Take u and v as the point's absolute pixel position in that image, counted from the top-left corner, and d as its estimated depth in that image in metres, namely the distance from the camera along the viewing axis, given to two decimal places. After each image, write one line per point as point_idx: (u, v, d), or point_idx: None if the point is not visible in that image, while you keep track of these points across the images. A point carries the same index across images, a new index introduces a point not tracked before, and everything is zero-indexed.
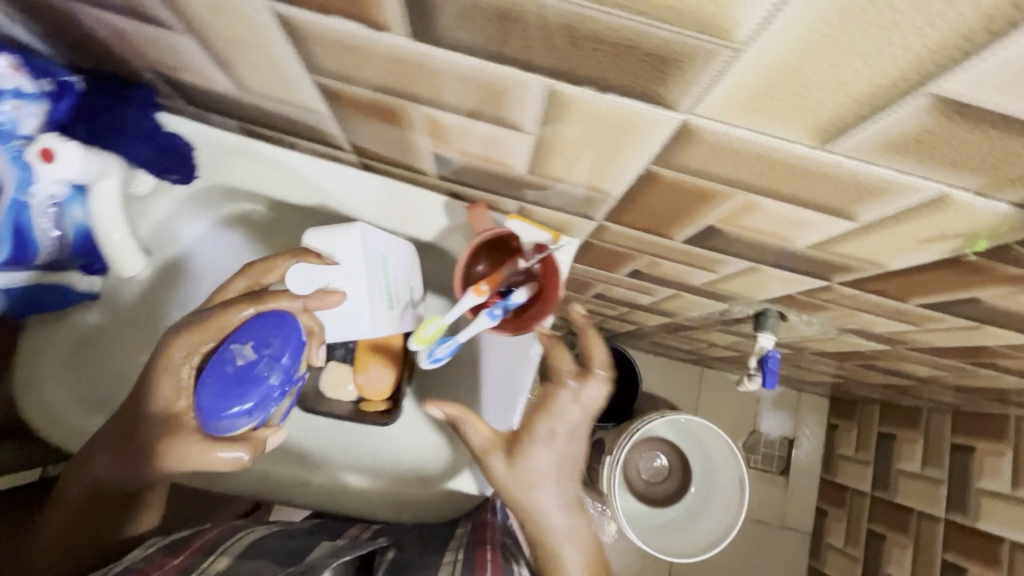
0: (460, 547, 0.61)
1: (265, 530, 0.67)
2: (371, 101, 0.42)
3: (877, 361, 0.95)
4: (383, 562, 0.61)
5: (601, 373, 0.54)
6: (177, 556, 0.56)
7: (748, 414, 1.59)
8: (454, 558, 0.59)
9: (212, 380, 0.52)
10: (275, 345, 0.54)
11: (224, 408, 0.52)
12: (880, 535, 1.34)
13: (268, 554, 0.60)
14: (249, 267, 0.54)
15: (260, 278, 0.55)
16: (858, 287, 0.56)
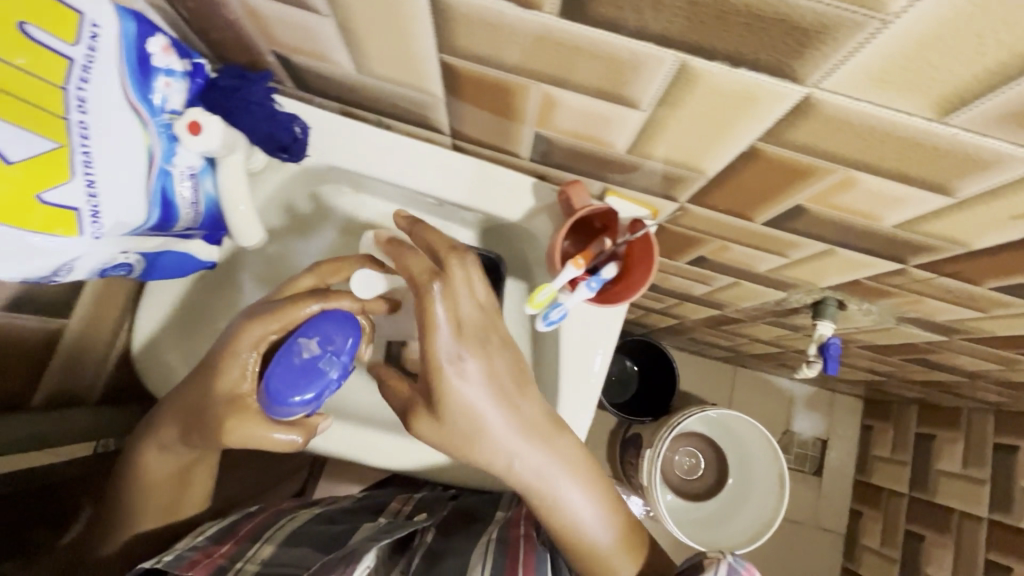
0: (495, 526, 0.66)
1: (312, 510, 0.68)
2: (493, 81, 0.45)
3: (927, 355, 0.96)
4: (423, 542, 0.66)
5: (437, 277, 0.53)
6: (223, 545, 0.57)
7: (782, 414, 1.60)
8: (488, 539, 0.63)
9: (278, 370, 0.52)
10: (339, 342, 0.54)
11: (285, 396, 0.51)
12: (917, 535, 1.33)
13: (310, 541, 0.61)
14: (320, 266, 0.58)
15: (329, 278, 0.59)
16: (933, 269, 0.57)
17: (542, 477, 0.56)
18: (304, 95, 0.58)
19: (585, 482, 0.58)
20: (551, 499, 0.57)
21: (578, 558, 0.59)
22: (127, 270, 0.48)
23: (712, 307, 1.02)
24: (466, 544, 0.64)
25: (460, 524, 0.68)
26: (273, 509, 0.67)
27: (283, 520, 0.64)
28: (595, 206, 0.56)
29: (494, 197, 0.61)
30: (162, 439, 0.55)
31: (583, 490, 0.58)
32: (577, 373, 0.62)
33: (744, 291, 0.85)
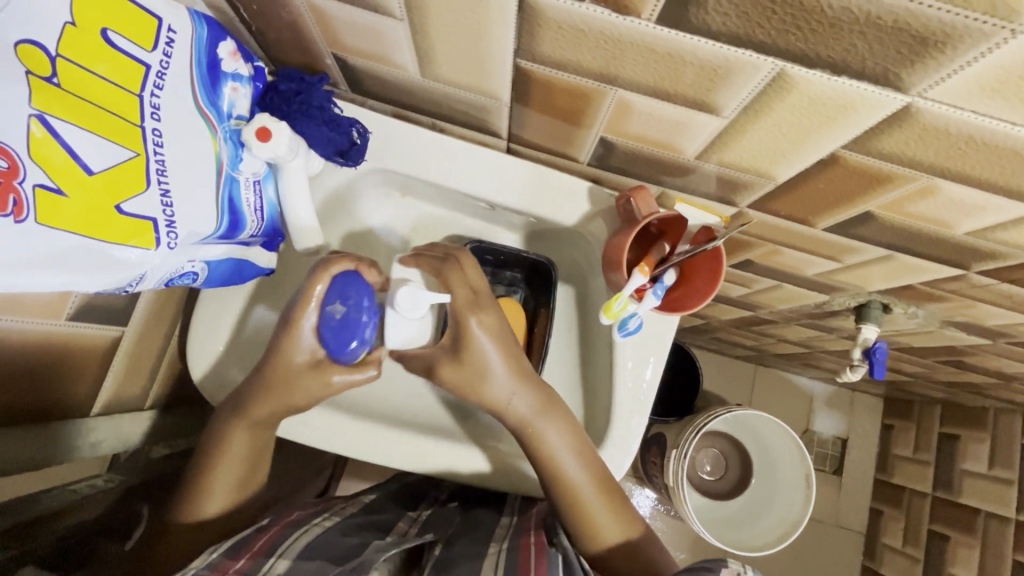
0: (505, 536, 0.58)
1: (323, 522, 0.60)
2: (567, 85, 0.44)
3: (964, 358, 0.95)
4: (431, 557, 0.57)
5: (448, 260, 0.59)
6: (238, 560, 0.48)
7: (802, 413, 1.59)
8: (499, 548, 0.56)
9: (328, 336, 0.55)
10: (355, 292, 0.56)
11: (345, 348, 0.55)
12: (942, 535, 1.33)
13: (327, 555, 0.52)
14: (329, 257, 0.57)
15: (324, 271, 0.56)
16: (995, 276, 0.57)
17: (540, 432, 0.57)
18: (361, 98, 0.56)
19: (581, 448, 0.58)
20: (548, 452, 0.57)
21: (564, 511, 0.58)
22: (192, 279, 0.47)
23: (743, 307, 1.01)
24: (478, 549, 0.56)
25: (471, 534, 0.60)
26: (280, 521, 0.57)
27: (295, 533, 0.55)
28: (661, 213, 0.55)
29: (548, 203, 0.60)
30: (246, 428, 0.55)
31: (571, 451, 0.57)
32: (631, 384, 0.62)
33: (784, 293, 0.84)
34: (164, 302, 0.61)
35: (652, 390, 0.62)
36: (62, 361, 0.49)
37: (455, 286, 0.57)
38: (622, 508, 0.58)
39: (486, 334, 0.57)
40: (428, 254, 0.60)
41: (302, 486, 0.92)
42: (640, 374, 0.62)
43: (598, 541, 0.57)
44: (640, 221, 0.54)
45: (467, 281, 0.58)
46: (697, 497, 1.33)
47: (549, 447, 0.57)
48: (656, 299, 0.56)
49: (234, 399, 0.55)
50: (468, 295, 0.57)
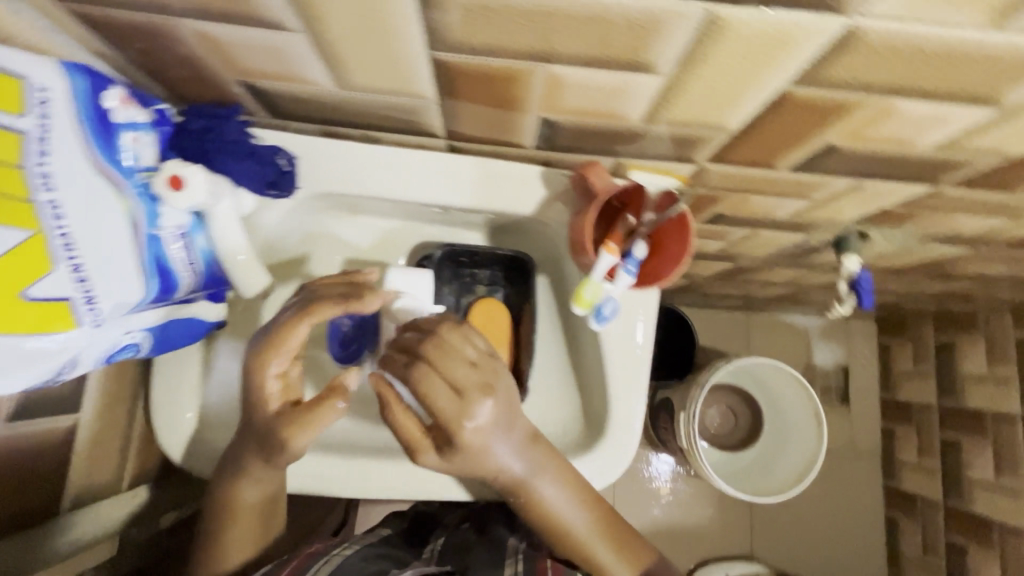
0: (519, 557, 0.61)
1: (343, 551, 0.57)
2: (491, 69, 0.40)
3: (948, 269, 0.95)
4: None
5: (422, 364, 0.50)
6: None
7: (801, 350, 1.59)
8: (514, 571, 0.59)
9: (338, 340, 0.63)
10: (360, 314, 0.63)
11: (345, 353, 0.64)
12: (956, 443, 1.34)
13: None
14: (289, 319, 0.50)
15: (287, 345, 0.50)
16: (966, 185, 0.55)
17: (535, 480, 0.54)
18: (284, 123, 0.52)
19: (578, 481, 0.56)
20: (535, 498, 0.55)
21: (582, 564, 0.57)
22: (135, 351, 0.44)
23: (723, 260, 0.99)
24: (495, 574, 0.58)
25: (483, 560, 0.61)
26: (305, 553, 0.55)
27: (319, 563, 0.54)
28: (619, 185, 0.53)
29: (501, 195, 0.57)
30: (246, 488, 0.53)
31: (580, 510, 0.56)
32: (623, 365, 0.60)
33: (762, 239, 0.82)
34: (118, 379, 0.57)
35: (643, 366, 0.60)
36: (13, 466, 0.45)
37: (434, 393, 0.49)
38: (621, 536, 0.58)
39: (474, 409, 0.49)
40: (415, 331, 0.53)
41: (314, 527, 0.89)
42: (628, 352, 0.60)
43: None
44: (598, 196, 0.52)
45: (448, 381, 0.50)
46: (716, 454, 1.33)
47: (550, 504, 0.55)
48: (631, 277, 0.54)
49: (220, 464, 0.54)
50: (451, 404, 0.49)
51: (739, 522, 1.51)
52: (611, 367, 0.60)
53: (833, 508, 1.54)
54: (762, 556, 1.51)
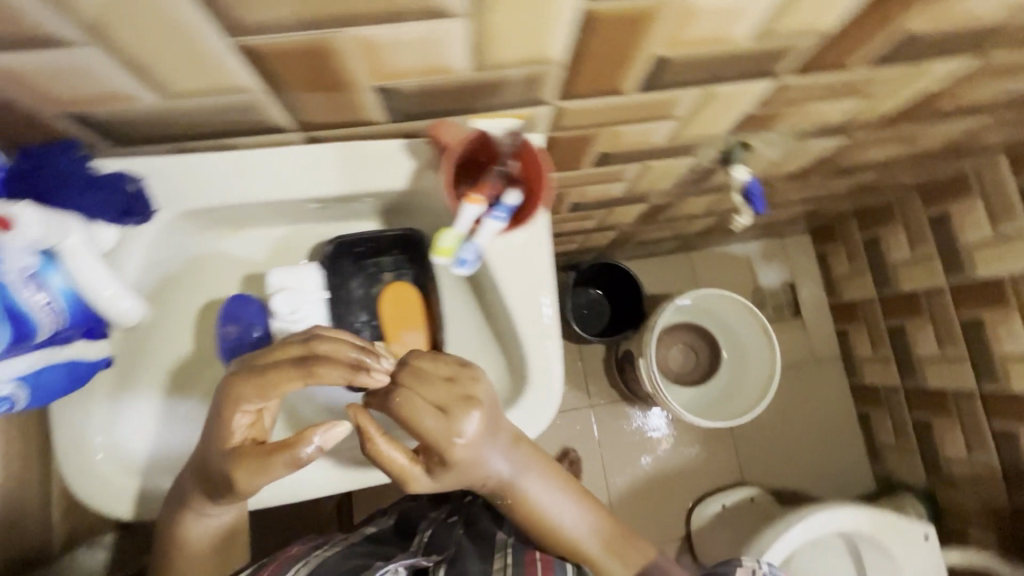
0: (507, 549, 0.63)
1: (322, 551, 0.63)
2: (300, 47, 0.41)
3: (843, 164, 0.99)
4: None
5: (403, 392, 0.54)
6: None
7: (746, 277, 1.67)
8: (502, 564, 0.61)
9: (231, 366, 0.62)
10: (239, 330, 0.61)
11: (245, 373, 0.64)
12: (899, 327, 1.42)
13: None
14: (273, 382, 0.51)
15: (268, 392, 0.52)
16: (803, 72, 0.58)
17: (522, 481, 0.60)
18: (129, 149, 0.52)
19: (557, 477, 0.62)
20: (522, 498, 0.60)
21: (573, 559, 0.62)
22: (10, 406, 0.46)
23: (639, 204, 1.04)
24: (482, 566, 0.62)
25: (471, 550, 0.65)
26: (284, 555, 0.61)
27: (296, 564, 0.59)
28: (469, 137, 0.54)
29: (371, 175, 0.57)
30: (196, 516, 0.55)
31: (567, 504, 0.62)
32: (530, 315, 0.61)
33: (660, 173, 0.85)
34: None
35: (549, 311, 0.61)
36: None
37: (422, 416, 0.53)
38: (607, 528, 0.64)
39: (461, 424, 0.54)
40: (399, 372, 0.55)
41: None
42: (532, 301, 0.61)
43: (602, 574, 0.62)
44: (448, 150, 0.54)
45: (430, 403, 0.54)
46: (686, 393, 1.41)
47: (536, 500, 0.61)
48: (496, 224, 0.57)
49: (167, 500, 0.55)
50: (438, 424, 0.53)
51: (724, 451, 1.60)
52: (518, 319, 0.61)
53: (806, 415, 1.63)
54: (752, 477, 1.59)
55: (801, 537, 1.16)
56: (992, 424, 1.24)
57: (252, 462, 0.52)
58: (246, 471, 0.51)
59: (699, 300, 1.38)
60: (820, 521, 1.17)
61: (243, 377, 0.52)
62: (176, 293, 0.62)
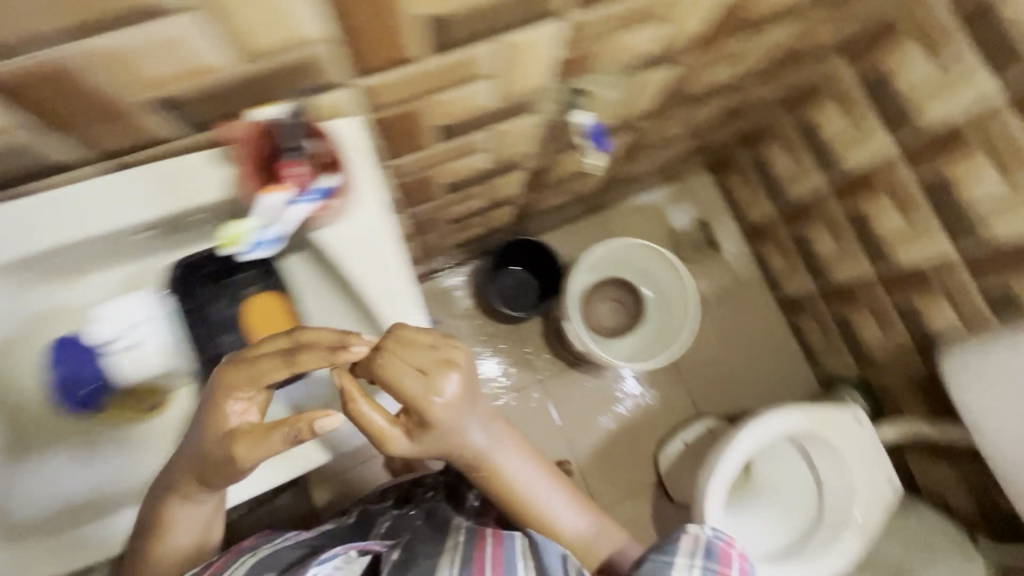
0: (461, 531, 0.77)
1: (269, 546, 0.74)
2: (35, 67, 0.42)
3: (694, 90, 1.04)
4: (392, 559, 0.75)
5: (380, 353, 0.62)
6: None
7: (659, 223, 1.75)
8: (456, 542, 0.75)
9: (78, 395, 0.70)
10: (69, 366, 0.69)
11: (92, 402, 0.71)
12: (801, 235, 1.51)
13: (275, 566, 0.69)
14: (253, 371, 0.59)
15: (257, 381, 0.60)
16: (585, 5, 0.61)
17: (485, 443, 0.72)
18: None
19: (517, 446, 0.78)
20: (488, 463, 0.75)
21: (529, 507, 0.79)
22: None
23: (519, 173, 1.07)
24: (438, 547, 0.75)
25: (426, 531, 0.79)
26: (230, 551, 0.72)
27: (241, 558, 0.70)
28: (261, 124, 0.55)
29: (183, 190, 0.58)
30: (180, 501, 0.67)
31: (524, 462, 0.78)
32: (387, 285, 0.64)
33: (516, 135, 0.88)
34: None
35: (403, 279, 0.65)
36: None
37: (401, 374, 0.61)
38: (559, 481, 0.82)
39: (442, 384, 0.62)
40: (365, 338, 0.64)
41: None
42: (380, 274, 0.64)
43: (560, 531, 0.81)
44: (244, 141, 0.56)
45: (413, 367, 0.62)
46: (623, 345, 1.46)
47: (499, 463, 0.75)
48: (306, 207, 0.58)
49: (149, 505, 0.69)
50: (419, 383, 0.62)
51: (676, 390, 1.66)
52: (373, 293, 0.64)
53: (743, 339, 1.71)
54: (706, 408, 1.66)
55: (749, 443, 1.21)
56: (893, 303, 1.32)
57: (252, 442, 0.60)
58: (244, 445, 0.60)
59: (617, 251, 1.43)
60: (766, 425, 1.22)
61: (234, 378, 0.60)
62: (24, 350, 0.73)
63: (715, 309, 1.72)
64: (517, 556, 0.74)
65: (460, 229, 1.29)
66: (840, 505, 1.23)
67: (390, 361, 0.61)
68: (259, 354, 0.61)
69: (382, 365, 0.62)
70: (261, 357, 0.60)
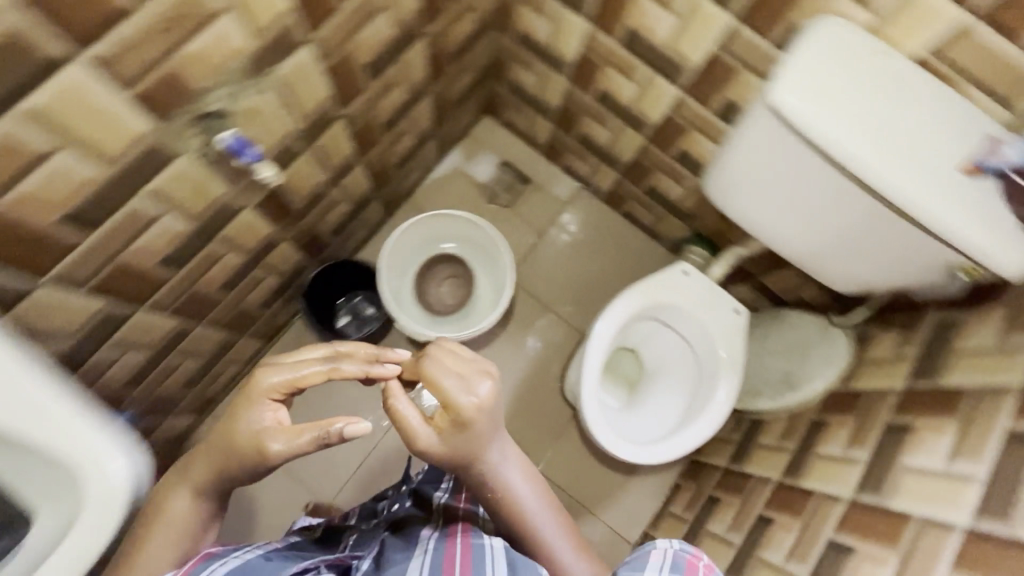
0: (430, 536, 0.88)
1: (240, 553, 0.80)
2: None
3: (367, 57, 1.01)
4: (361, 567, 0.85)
5: (430, 364, 0.90)
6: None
7: (467, 184, 1.76)
8: (424, 549, 0.86)
9: None
10: None
11: None
12: (579, 135, 1.56)
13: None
14: (290, 379, 0.85)
15: (293, 385, 0.86)
16: (85, 39, 0.57)
17: (495, 460, 0.92)
18: None
19: (523, 471, 0.97)
20: (497, 479, 0.93)
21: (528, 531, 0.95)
22: None
23: (249, 213, 1.03)
24: (406, 555, 0.85)
25: (394, 541, 0.89)
26: (201, 557, 0.77)
27: (214, 564, 0.76)
28: None
29: None
30: (190, 489, 0.85)
31: (528, 487, 0.97)
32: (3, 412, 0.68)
33: (186, 184, 0.82)
34: None
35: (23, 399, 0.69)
36: None
37: (447, 381, 0.88)
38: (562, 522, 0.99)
39: (479, 388, 0.88)
40: (415, 364, 0.93)
41: None
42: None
43: (553, 562, 0.95)
44: None
45: (455, 378, 0.88)
46: (470, 316, 1.47)
47: (506, 482, 0.94)
48: None
49: (151, 503, 0.86)
50: (459, 385, 0.87)
51: (555, 324, 1.69)
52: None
53: (591, 248, 1.75)
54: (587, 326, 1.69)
55: (607, 333, 1.26)
56: (670, 157, 1.37)
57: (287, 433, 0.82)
58: (276, 436, 0.82)
59: (418, 231, 1.43)
60: (616, 312, 1.27)
61: (283, 380, 0.85)
62: None
63: (554, 235, 1.75)
64: (486, 557, 0.84)
65: (251, 288, 1.23)
66: (704, 357, 1.31)
67: (438, 373, 0.89)
68: (294, 371, 0.87)
69: (433, 374, 0.88)
70: (297, 372, 0.87)
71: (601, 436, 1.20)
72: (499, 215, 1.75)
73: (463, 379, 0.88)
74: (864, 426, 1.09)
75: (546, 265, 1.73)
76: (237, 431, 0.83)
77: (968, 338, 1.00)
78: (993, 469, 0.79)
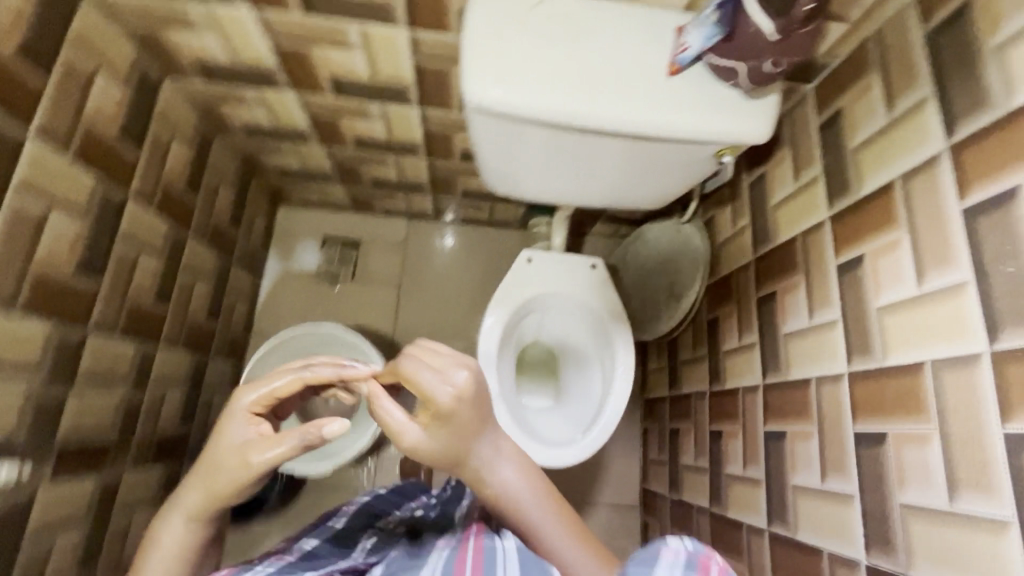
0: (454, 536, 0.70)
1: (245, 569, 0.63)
2: None
3: (68, 266, 0.87)
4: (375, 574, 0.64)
5: (406, 358, 0.69)
6: None
7: (301, 281, 1.64)
8: (438, 553, 0.65)
9: None
10: None
11: None
12: (370, 181, 1.47)
13: None
14: (267, 391, 0.68)
15: (272, 397, 0.68)
16: None
17: (484, 459, 0.68)
18: None
19: (529, 473, 0.70)
20: (492, 483, 0.68)
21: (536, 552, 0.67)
22: None
23: (51, 490, 0.89)
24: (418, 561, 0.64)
25: (411, 547, 0.69)
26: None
27: None
28: None
29: None
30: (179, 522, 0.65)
31: (533, 495, 0.69)
32: None
33: None
34: None
35: None
36: None
37: (420, 374, 0.66)
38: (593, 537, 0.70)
39: (458, 375, 0.67)
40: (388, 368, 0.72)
41: None
42: None
43: None
44: None
45: (434, 371, 0.67)
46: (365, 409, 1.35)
47: (501, 489, 0.68)
48: None
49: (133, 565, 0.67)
50: (435, 376, 0.66)
51: None
52: None
53: (452, 269, 1.69)
54: None
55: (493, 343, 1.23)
56: (456, 161, 1.32)
57: (269, 446, 0.65)
58: (257, 449, 0.65)
59: (261, 368, 1.31)
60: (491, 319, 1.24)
61: (261, 393, 0.68)
62: None
63: (411, 278, 1.67)
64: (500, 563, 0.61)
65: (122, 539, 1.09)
66: (590, 325, 1.31)
67: (411, 367, 0.67)
68: (269, 382, 0.69)
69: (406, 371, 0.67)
70: (275, 380, 0.69)
71: (532, 451, 1.18)
72: (349, 291, 1.65)
73: (440, 366, 0.67)
74: (745, 309, 1.11)
75: (420, 310, 1.65)
76: (219, 449, 0.66)
77: (776, 191, 1.03)
78: (842, 308, 0.81)
